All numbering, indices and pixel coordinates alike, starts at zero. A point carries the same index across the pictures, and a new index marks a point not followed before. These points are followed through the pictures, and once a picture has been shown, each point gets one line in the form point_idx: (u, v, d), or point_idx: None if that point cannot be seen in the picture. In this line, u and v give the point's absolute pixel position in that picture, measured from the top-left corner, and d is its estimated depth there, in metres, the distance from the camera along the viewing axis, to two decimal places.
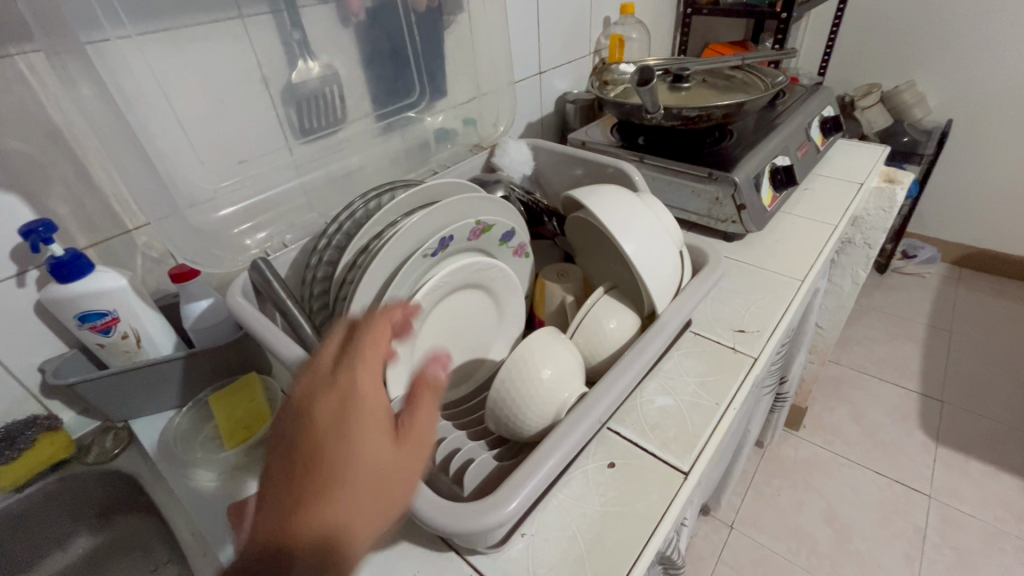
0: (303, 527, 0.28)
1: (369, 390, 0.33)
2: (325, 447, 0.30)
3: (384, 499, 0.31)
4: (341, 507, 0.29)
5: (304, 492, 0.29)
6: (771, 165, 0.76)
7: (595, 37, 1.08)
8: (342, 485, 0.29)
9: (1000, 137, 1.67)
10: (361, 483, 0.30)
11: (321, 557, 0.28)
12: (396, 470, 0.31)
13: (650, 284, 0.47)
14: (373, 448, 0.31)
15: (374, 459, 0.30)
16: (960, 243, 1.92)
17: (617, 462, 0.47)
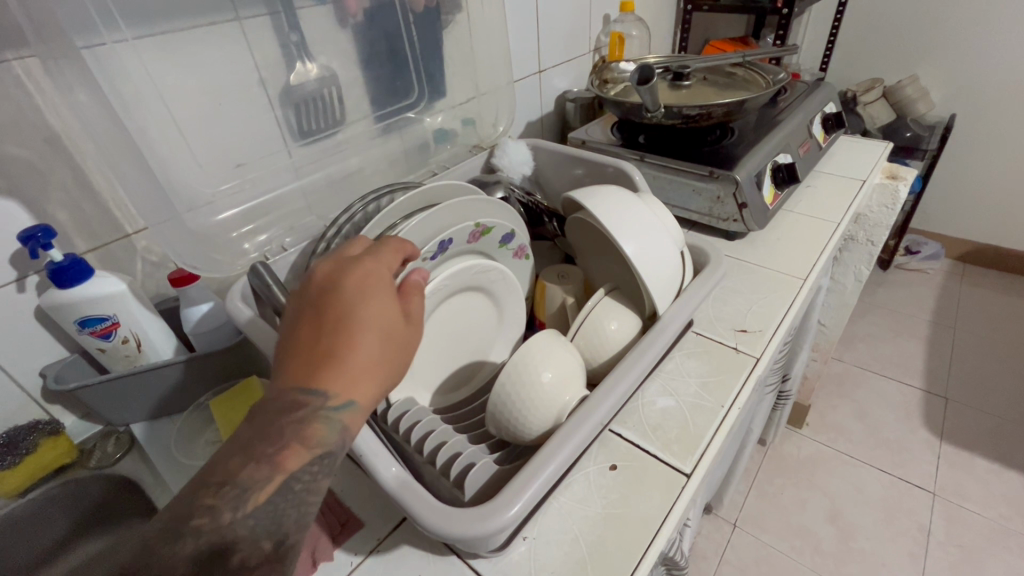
0: (323, 378, 0.31)
1: (381, 271, 0.36)
2: (342, 310, 0.33)
3: (392, 363, 0.33)
4: (357, 361, 0.32)
5: (328, 349, 0.32)
6: (773, 163, 0.75)
7: (595, 35, 1.07)
8: (357, 345, 0.32)
9: (1004, 132, 1.66)
10: (374, 343, 0.33)
11: (340, 403, 0.30)
12: (403, 339, 0.34)
13: (651, 285, 0.46)
14: (385, 312, 0.33)
15: (387, 323, 0.33)
16: (963, 238, 1.91)
17: (619, 464, 0.46)
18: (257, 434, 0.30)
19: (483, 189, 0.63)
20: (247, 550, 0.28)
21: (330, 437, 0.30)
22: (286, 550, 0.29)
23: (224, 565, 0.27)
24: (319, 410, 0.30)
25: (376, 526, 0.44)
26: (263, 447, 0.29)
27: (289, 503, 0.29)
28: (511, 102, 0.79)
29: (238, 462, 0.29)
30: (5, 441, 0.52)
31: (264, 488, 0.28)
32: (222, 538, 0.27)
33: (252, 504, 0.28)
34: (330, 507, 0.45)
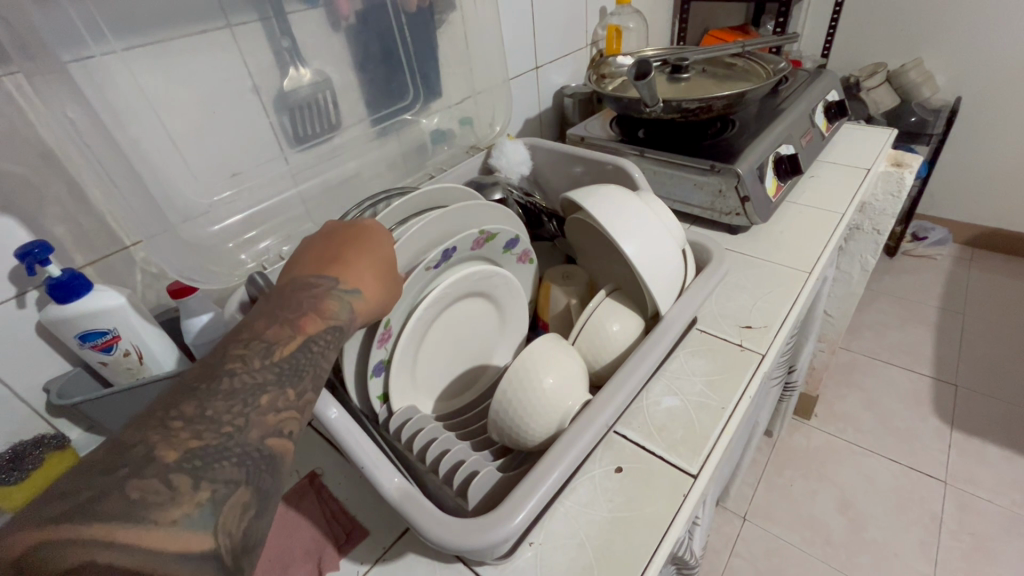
0: (339, 271, 0.38)
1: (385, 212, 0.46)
2: (357, 228, 0.41)
3: (395, 275, 0.41)
4: (368, 260, 0.40)
5: (343, 255, 0.39)
6: (775, 154, 0.74)
7: (592, 28, 1.06)
8: (368, 251, 0.40)
9: (1011, 113, 1.64)
10: (383, 254, 0.41)
11: (352, 288, 0.37)
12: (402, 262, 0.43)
13: (653, 287, 0.46)
14: (392, 234, 0.43)
15: (393, 243, 0.42)
16: (971, 223, 1.88)
17: (625, 466, 0.46)
18: (278, 306, 0.35)
19: (481, 191, 0.63)
20: (273, 394, 0.30)
21: (341, 315, 0.36)
22: (307, 404, 0.32)
23: (253, 404, 0.29)
24: (337, 290, 0.37)
25: (382, 535, 0.43)
26: (283, 314, 0.34)
27: (309, 359, 0.33)
28: (508, 101, 0.79)
29: (264, 324, 0.33)
30: (10, 457, 0.51)
31: (288, 343, 0.33)
32: (252, 379, 0.30)
33: (278, 354, 0.32)
34: (336, 517, 0.45)
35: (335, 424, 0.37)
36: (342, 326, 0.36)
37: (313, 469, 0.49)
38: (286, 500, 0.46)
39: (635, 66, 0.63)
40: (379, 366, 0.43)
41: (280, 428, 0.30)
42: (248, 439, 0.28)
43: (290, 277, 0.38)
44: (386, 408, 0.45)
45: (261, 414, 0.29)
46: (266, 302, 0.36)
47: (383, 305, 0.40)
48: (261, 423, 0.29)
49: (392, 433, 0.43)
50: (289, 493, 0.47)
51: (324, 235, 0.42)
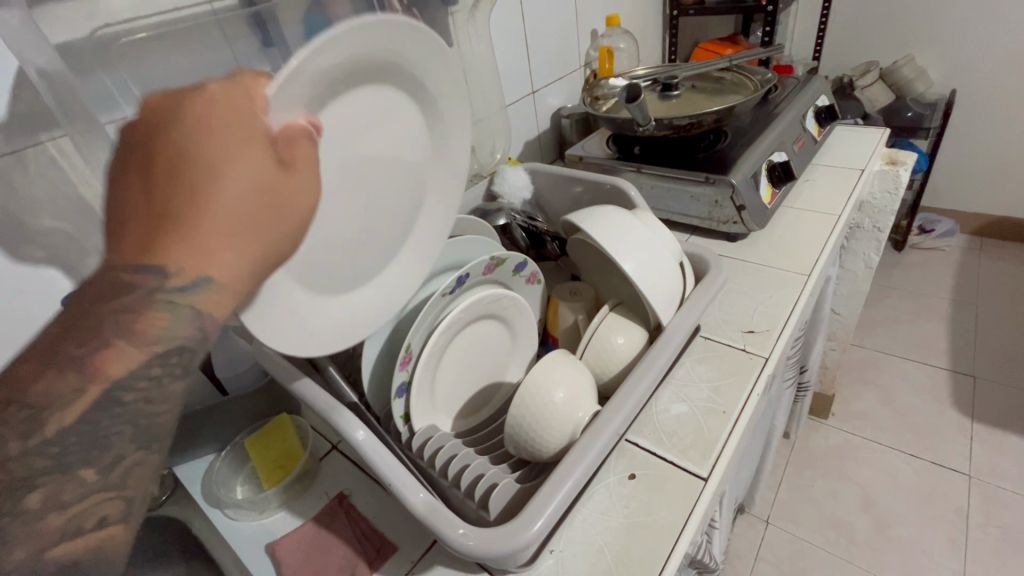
0: (169, 257, 0.28)
1: (228, 108, 0.30)
2: (183, 163, 0.29)
3: (267, 231, 0.31)
4: (214, 232, 0.29)
5: (172, 222, 0.29)
6: (768, 162, 0.77)
7: (584, 50, 1.10)
8: (210, 217, 0.29)
9: (1006, 103, 1.66)
10: (234, 213, 0.30)
11: (188, 283, 0.28)
12: (280, 197, 0.32)
13: (653, 299, 0.48)
14: (247, 166, 0.30)
15: (250, 182, 0.30)
16: (977, 213, 1.88)
17: (638, 473, 0.48)
18: (71, 331, 0.28)
19: (486, 217, 0.66)
20: (52, 487, 0.27)
21: (179, 328, 0.29)
22: (117, 476, 0.28)
23: (23, 510, 0.26)
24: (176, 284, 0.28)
25: (411, 549, 0.46)
26: (77, 347, 0.28)
27: (111, 418, 0.28)
28: (506, 128, 0.83)
29: (35, 374, 0.27)
30: None
31: (66, 405, 0.27)
32: (21, 474, 0.26)
33: (50, 429, 0.27)
34: (365, 535, 0.47)
35: (362, 444, 0.40)
36: (183, 344, 0.30)
37: (342, 491, 0.52)
38: (318, 521, 0.49)
39: (626, 90, 0.67)
40: (402, 388, 0.46)
41: (80, 523, 0.27)
42: (16, 560, 0.26)
43: (116, 256, 0.29)
44: (408, 428, 0.47)
45: (42, 517, 0.26)
46: (72, 312, 0.29)
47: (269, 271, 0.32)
48: (43, 529, 0.26)
49: (414, 452, 0.45)
50: (320, 514, 0.50)
51: (145, 167, 0.30)
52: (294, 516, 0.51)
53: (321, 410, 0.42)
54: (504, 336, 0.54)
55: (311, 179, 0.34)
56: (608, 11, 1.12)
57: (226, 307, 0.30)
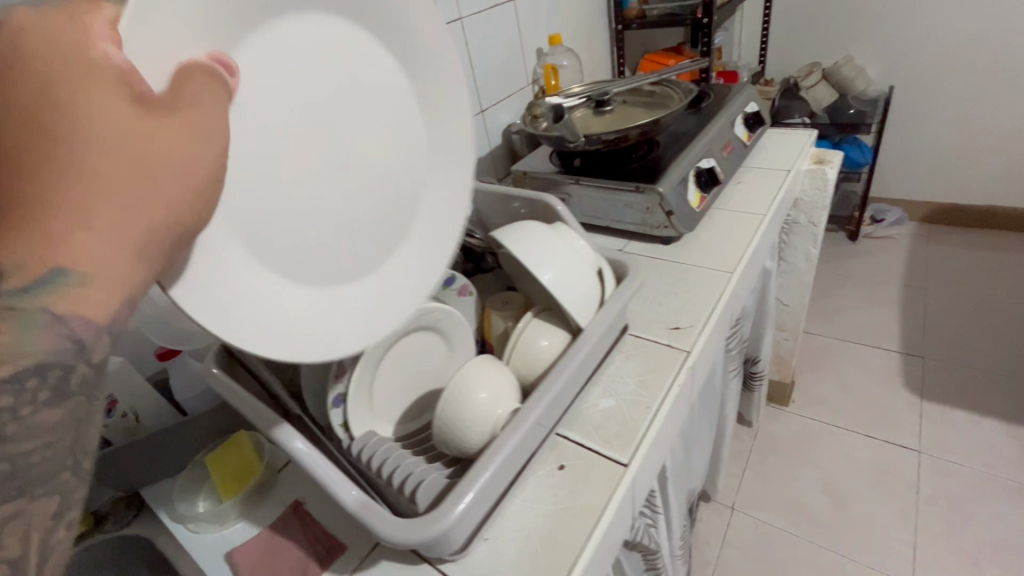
0: (15, 247, 0.25)
1: (57, 52, 0.26)
2: (17, 134, 0.25)
3: (143, 202, 0.27)
4: (74, 213, 0.26)
5: (15, 206, 0.25)
6: (695, 170, 0.83)
7: (531, 69, 1.16)
8: (64, 193, 0.25)
9: (940, 96, 1.77)
10: (94, 187, 0.26)
11: (38, 278, 0.24)
12: (155, 157, 0.28)
13: (568, 304, 0.53)
14: (99, 127, 0.26)
15: (109, 147, 0.27)
16: (924, 201, 1.98)
17: (566, 464, 0.53)
18: None
19: None
20: None
21: (33, 337, 0.25)
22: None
23: None
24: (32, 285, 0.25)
25: (358, 547, 0.50)
26: None
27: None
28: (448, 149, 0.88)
29: None
30: None
31: None
32: None
33: None
34: (317, 536, 0.51)
35: (299, 451, 0.44)
36: (40, 360, 0.25)
37: (297, 499, 0.56)
38: (273, 527, 0.53)
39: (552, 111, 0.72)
40: (338, 398, 0.50)
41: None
42: None
43: None
44: (348, 435, 0.51)
45: None
46: None
47: (163, 248, 0.28)
48: None
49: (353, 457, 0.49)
50: (276, 521, 0.54)
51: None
52: (252, 525, 0.54)
53: (261, 423, 0.46)
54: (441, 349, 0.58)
55: (196, 134, 0.30)
56: (552, 30, 1.18)
57: (102, 304, 0.26)
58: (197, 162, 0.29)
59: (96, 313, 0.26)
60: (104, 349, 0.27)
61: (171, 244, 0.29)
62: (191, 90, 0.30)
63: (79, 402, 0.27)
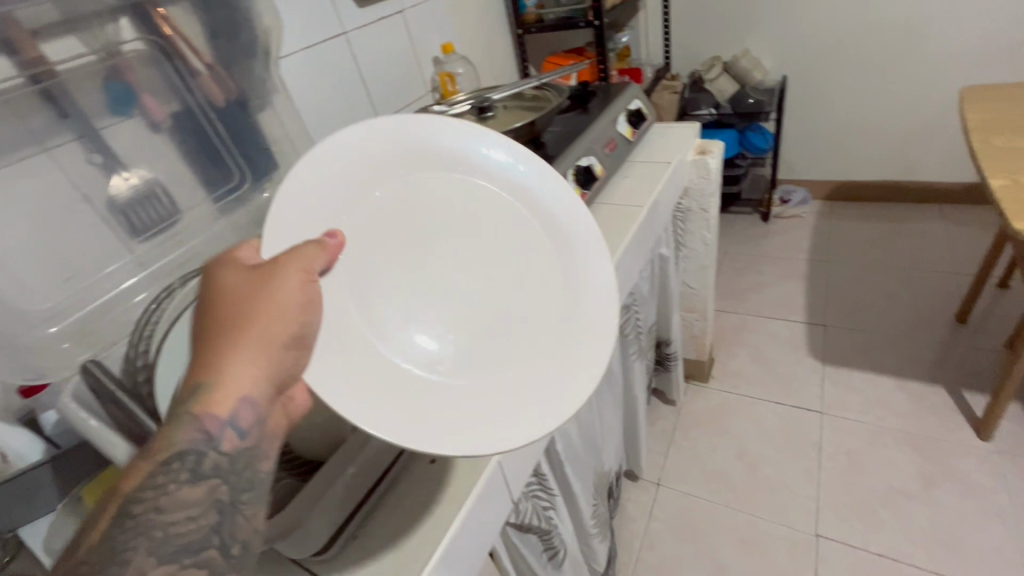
0: (192, 379, 0.38)
1: (224, 264, 0.42)
2: (201, 314, 0.40)
3: (253, 334, 0.39)
4: (214, 350, 0.38)
5: (196, 357, 0.39)
6: (574, 168, 0.88)
7: (428, 77, 1.19)
8: (213, 340, 0.39)
9: (827, 82, 1.90)
10: (232, 332, 0.39)
11: (193, 394, 0.37)
12: (260, 298, 0.40)
13: None
14: (238, 293, 0.40)
15: (236, 303, 0.40)
16: (825, 180, 2.12)
17: (437, 458, 0.57)
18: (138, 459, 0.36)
19: None
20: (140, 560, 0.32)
21: (184, 435, 0.36)
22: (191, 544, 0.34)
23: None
24: (188, 393, 0.37)
25: None
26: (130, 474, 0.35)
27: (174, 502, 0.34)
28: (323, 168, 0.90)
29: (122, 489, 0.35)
30: None
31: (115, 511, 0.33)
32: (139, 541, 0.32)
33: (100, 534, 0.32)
34: None
35: None
36: (185, 449, 0.36)
37: None
38: None
39: None
40: None
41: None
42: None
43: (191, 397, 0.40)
44: None
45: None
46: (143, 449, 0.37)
47: (268, 365, 0.39)
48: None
49: None
50: None
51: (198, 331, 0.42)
52: None
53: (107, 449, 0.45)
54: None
55: (288, 275, 0.41)
56: (446, 39, 1.22)
57: (218, 404, 0.36)
58: (288, 297, 0.40)
59: (218, 411, 0.36)
60: (228, 439, 0.37)
61: (274, 363, 0.39)
62: (292, 250, 0.42)
63: (213, 482, 0.36)
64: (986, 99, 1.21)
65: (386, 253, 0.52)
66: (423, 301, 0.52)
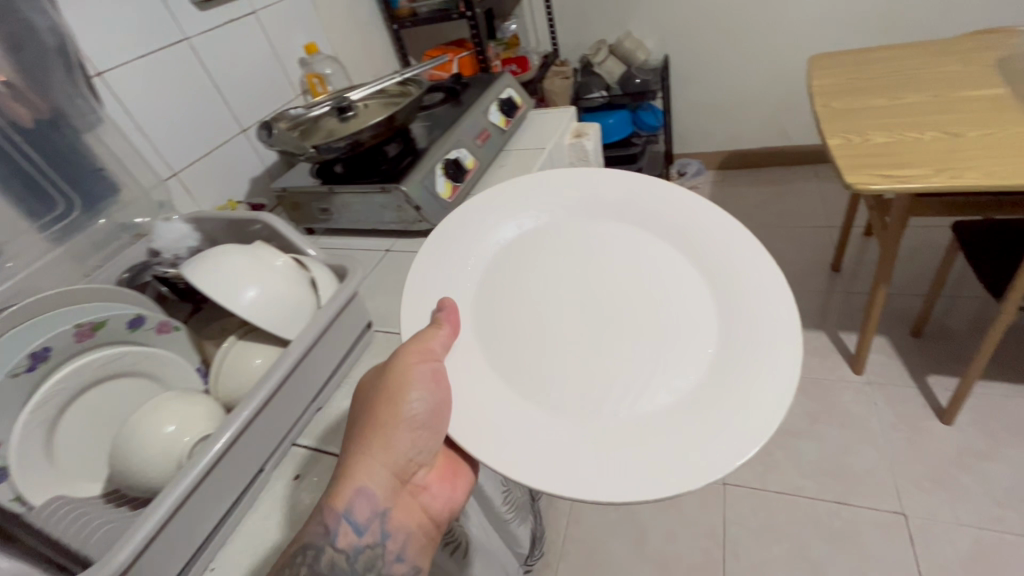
0: (337, 475, 0.49)
1: (370, 378, 0.55)
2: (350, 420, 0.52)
3: (380, 430, 0.50)
4: (354, 450, 0.50)
5: (345, 456, 0.50)
6: (442, 162, 0.88)
7: (296, 80, 1.15)
8: (351, 439, 0.51)
9: (703, 59, 2.01)
10: (369, 432, 0.50)
11: (333, 487, 0.48)
12: (386, 401, 0.50)
13: (266, 322, 0.54)
14: (374, 400, 0.51)
15: (372, 408, 0.51)
16: (715, 151, 2.26)
17: (301, 472, 0.56)
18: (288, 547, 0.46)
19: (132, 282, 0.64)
20: None
21: (316, 529, 0.45)
22: None
23: None
24: (337, 480, 0.48)
25: None
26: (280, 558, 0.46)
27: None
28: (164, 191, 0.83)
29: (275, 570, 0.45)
30: None
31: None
32: None
33: None
34: None
35: None
36: (314, 539, 0.45)
37: None
38: None
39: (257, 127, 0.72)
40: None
41: None
42: None
43: None
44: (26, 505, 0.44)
45: None
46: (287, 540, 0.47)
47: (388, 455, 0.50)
48: None
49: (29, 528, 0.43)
50: None
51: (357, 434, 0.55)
52: None
53: None
54: (154, 388, 0.55)
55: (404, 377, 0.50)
56: (310, 38, 1.17)
57: (342, 496, 0.47)
58: (405, 394, 0.49)
59: (338, 504, 0.46)
60: (343, 532, 0.45)
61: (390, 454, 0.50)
62: (406, 347, 0.51)
63: None
64: (828, 66, 1.32)
65: (516, 316, 0.57)
66: (558, 346, 0.55)
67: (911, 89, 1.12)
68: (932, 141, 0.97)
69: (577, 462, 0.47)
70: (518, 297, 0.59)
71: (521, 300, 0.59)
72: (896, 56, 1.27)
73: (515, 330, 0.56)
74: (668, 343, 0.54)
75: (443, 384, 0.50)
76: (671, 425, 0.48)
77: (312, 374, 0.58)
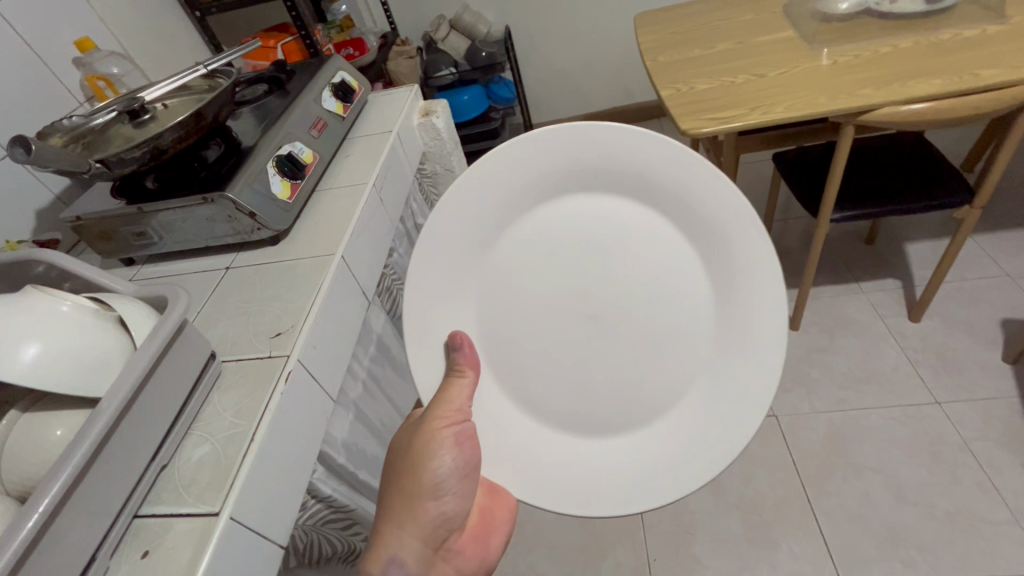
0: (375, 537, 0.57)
1: (403, 440, 0.61)
2: (386, 482, 0.59)
3: (409, 491, 0.58)
4: (390, 514, 0.57)
5: (382, 517, 0.58)
6: (274, 158, 0.78)
7: (75, 84, 0.95)
8: (385, 503, 0.58)
9: (543, 28, 2.05)
10: (400, 495, 0.58)
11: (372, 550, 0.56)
12: (413, 469, 0.58)
13: (60, 384, 0.43)
14: (407, 465, 0.59)
15: (403, 475, 0.58)
16: (569, 117, 2.33)
17: (151, 547, 0.46)
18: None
19: None
20: None
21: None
22: None
23: None
24: (379, 540, 0.56)
25: None
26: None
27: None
28: None
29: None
30: None
31: None
32: None
33: None
34: None
35: None
36: None
37: None
38: None
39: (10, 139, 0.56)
40: None
41: None
42: None
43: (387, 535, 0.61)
44: None
45: None
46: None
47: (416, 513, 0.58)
48: None
49: None
50: None
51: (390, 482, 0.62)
52: None
53: None
54: None
55: (428, 446, 0.57)
56: (84, 32, 0.97)
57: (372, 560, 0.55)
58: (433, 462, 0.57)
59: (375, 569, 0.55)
60: None
61: (418, 512, 0.58)
62: (436, 412, 0.57)
63: None
64: (650, 22, 1.40)
65: (538, 328, 0.61)
66: (575, 344, 0.61)
67: (721, 39, 1.23)
68: (744, 83, 1.07)
69: (599, 464, 0.61)
70: (535, 303, 0.62)
71: (529, 304, 0.62)
72: (706, 10, 1.38)
73: (527, 340, 0.62)
74: (678, 349, 0.61)
75: (470, 446, 0.58)
76: (677, 432, 0.60)
77: (141, 430, 0.48)
